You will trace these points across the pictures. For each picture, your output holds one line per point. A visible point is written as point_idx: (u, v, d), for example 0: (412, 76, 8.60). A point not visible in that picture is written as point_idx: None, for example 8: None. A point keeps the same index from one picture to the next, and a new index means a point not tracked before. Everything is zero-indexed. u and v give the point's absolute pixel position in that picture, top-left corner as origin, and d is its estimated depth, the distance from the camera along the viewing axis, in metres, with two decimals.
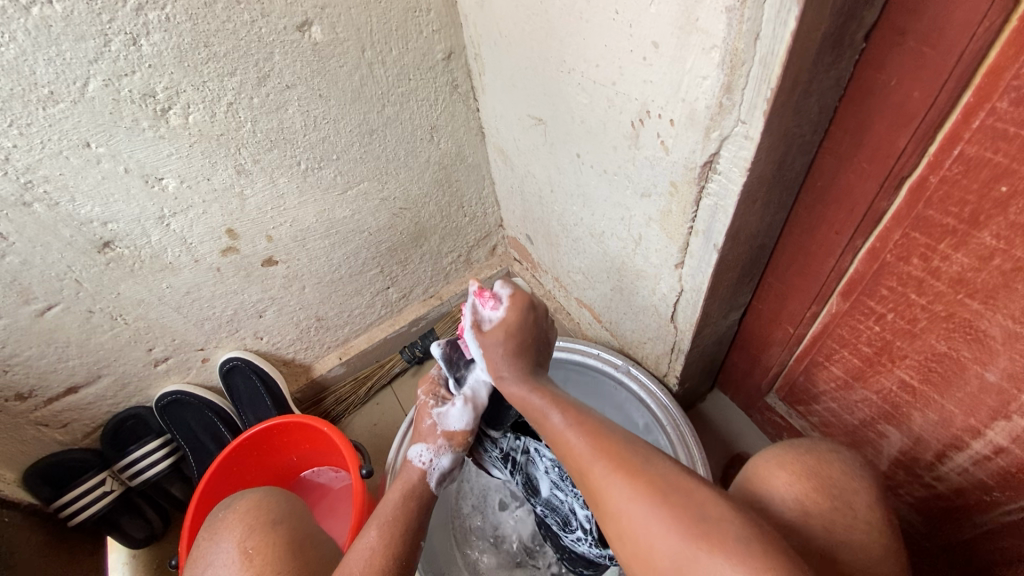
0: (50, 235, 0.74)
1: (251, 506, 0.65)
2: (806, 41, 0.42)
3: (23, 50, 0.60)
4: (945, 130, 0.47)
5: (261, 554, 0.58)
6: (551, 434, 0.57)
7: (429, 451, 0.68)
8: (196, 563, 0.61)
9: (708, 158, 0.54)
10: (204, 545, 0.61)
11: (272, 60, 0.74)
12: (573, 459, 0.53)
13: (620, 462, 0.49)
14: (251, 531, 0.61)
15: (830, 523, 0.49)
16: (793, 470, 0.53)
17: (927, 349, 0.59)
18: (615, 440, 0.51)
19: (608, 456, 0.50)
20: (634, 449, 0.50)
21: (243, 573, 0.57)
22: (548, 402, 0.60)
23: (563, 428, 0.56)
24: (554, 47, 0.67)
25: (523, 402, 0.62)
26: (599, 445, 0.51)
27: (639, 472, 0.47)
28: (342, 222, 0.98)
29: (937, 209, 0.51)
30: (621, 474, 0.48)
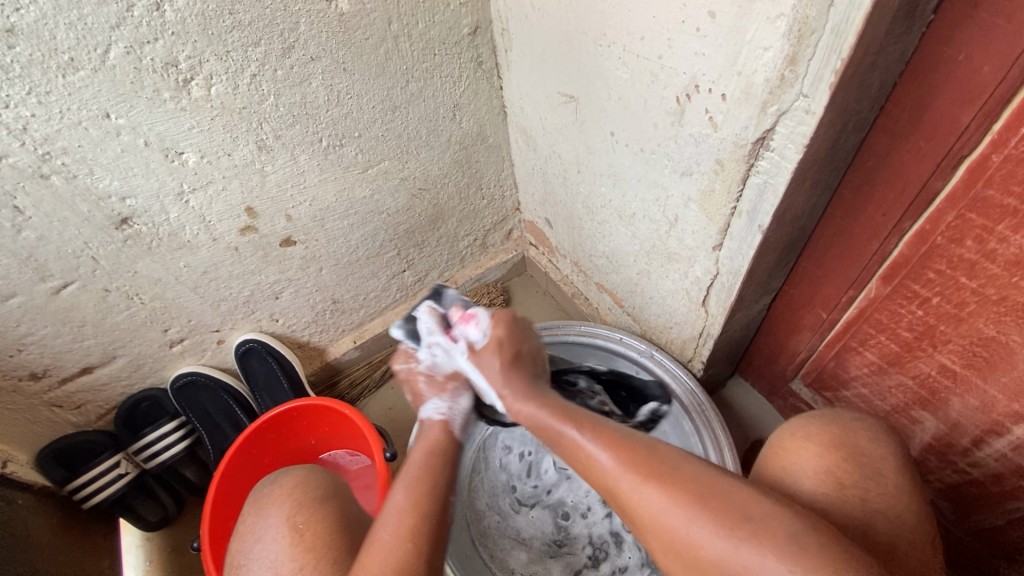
0: (68, 210, 0.71)
1: (299, 481, 0.64)
2: (882, 10, 0.41)
3: (44, 13, 0.57)
4: (1013, 107, 0.46)
5: (311, 529, 0.57)
6: (567, 447, 0.54)
7: (443, 402, 0.69)
8: (243, 536, 0.60)
9: (761, 135, 0.53)
10: (251, 520, 0.61)
11: (298, 30, 0.71)
12: (596, 473, 0.51)
13: (653, 472, 0.47)
14: (301, 507, 0.60)
15: (863, 492, 0.51)
16: (819, 441, 0.55)
17: (973, 333, 0.58)
18: (641, 453, 0.49)
19: (642, 470, 0.48)
20: (659, 454, 0.49)
21: (294, 549, 0.56)
22: (559, 418, 0.56)
23: (583, 439, 0.53)
24: (594, 19, 0.64)
25: (535, 420, 0.59)
26: (626, 458, 0.49)
27: (675, 479, 0.46)
28: (361, 202, 0.96)
29: (997, 189, 0.50)
30: (655, 485, 0.46)
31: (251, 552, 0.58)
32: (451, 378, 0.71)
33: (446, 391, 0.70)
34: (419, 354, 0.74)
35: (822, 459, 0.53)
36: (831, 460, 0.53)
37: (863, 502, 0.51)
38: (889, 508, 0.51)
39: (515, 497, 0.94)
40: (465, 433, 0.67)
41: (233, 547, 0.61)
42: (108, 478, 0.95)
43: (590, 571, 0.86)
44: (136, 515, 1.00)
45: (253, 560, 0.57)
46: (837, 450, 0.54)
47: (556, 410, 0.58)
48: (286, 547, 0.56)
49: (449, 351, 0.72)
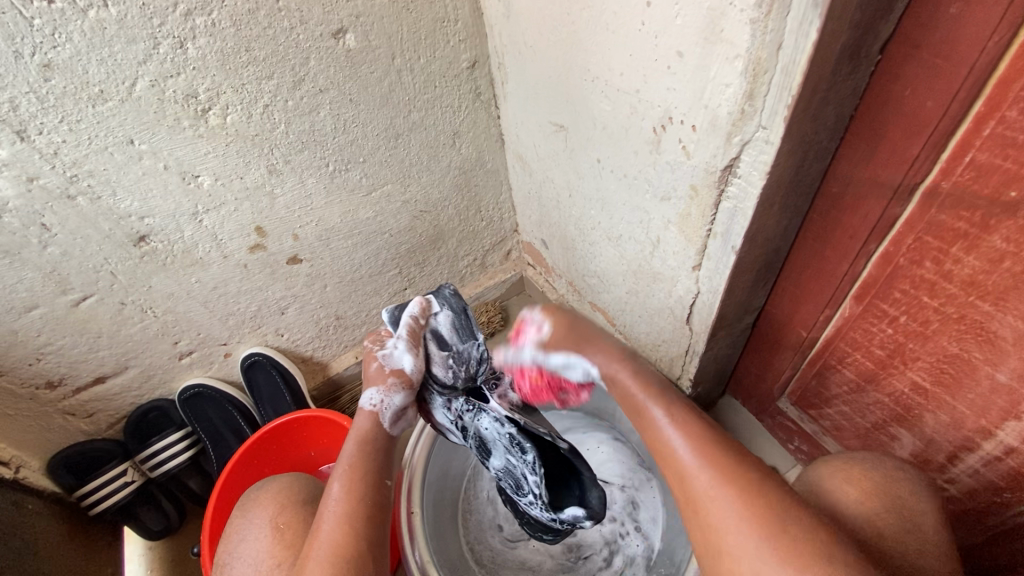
0: (91, 228, 0.77)
1: (282, 486, 0.67)
2: (826, 52, 0.45)
3: (78, 50, 0.63)
4: (957, 138, 0.49)
5: (291, 528, 0.61)
6: (647, 421, 0.57)
7: (380, 392, 0.69)
8: (230, 538, 0.64)
9: (729, 162, 0.57)
10: (238, 523, 0.65)
11: (308, 65, 0.78)
12: (664, 453, 0.54)
13: (725, 470, 0.49)
14: (283, 508, 0.63)
15: (905, 546, 0.51)
16: (863, 486, 0.55)
17: (939, 350, 0.61)
18: (725, 454, 0.50)
19: (720, 471, 0.49)
20: (733, 449, 0.51)
21: (274, 548, 0.60)
22: (653, 399, 0.58)
23: (666, 424, 0.55)
24: (579, 56, 0.70)
25: (620, 387, 0.63)
26: (709, 456, 0.50)
27: (746, 482, 0.48)
28: (365, 223, 1.01)
29: (948, 214, 0.53)
30: (725, 488, 0.48)
31: (235, 551, 0.62)
32: (400, 377, 0.70)
33: (397, 384, 0.70)
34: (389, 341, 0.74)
35: (868, 505, 0.53)
36: (876, 509, 0.53)
37: (902, 559, 0.50)
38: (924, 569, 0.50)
39: (513, 530, 0.94)
40: (393, 427, 0.69)
41: (221, 549, 0.65)
42: (115, 486, 0.98)
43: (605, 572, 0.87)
44: (139, 523, 1.03)
45: (236, 559, 0.61)
46: (880, 498, 0.54)
47: (648, 384, 0.60)
48: (267, 546, 0.60)
49: (409, 350, 0.72)
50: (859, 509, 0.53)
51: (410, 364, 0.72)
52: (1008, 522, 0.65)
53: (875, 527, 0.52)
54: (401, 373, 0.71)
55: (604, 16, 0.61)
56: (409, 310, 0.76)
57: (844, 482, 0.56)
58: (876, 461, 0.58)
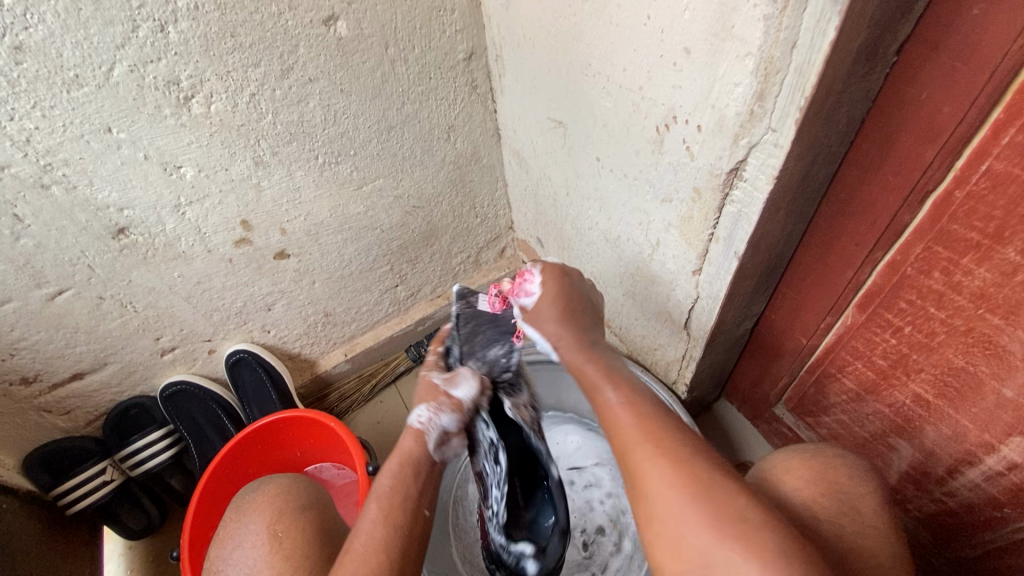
0: (66, 219, 0.73)
1: (281, 489, 0.64)
2: (843, 51, 0.43)
3: (51, 32, 0.60)
4: (973, 146, 0.47)
5: (289, 537, 0.58)
6: (600, 406, 0.54)
7: (430, 411, 0.65)
8: (225, 543, 0.61)
9: (735, 165, 0.55)
10: (232, 527, 0.62)
11: (297, 53, 0.74)
12: (611, 426, 0.51)
13: (666, 453, 0.46)
14: (281, 515, 0.60)
15: (843, 531, 0.50)
16: (811, 476, 0.54)
17: (944, 363, 0.59)
18: (665, 428, 0.48)
19: (657, 443, 0.47)
20: (680, 430, 0.48)
21: (270, 557, 0.57)
22: (602, 377, 0.57)
23: (615, 403, 0.53)
24: (580, 50, 0.67)
25: (579, 369, 0.60)
26: (648, 431, 0.48)
27: (692, 470, 0.44)
28: (355, 218, 0.98)
29: (961, 224, 0.51)
30: (669, 466, 0.45)
31: (231, 559, 0.59)
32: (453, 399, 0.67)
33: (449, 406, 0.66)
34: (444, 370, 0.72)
35: (808, 492, 0.53)
36: (813, 495, 0.52)
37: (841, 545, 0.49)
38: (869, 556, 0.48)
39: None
40: (438, 452, 0.64)
41: (214, 554, 0.61)
42: (95, 484, 0.95)
43: (615, 557, 0.87)
44: (120, 522, 1.00)
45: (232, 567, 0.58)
46: (823, 486, 0.53)
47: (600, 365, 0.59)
48: (264, 555, 0.57)
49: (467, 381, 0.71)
50: (800, 497, 0.52)
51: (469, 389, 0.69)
52: (1006, 537, 0.64)
53: (812, 514, 0.51)
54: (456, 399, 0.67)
55: (608, 9, 0.59)
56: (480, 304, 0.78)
57: (788, 473, 0.55)
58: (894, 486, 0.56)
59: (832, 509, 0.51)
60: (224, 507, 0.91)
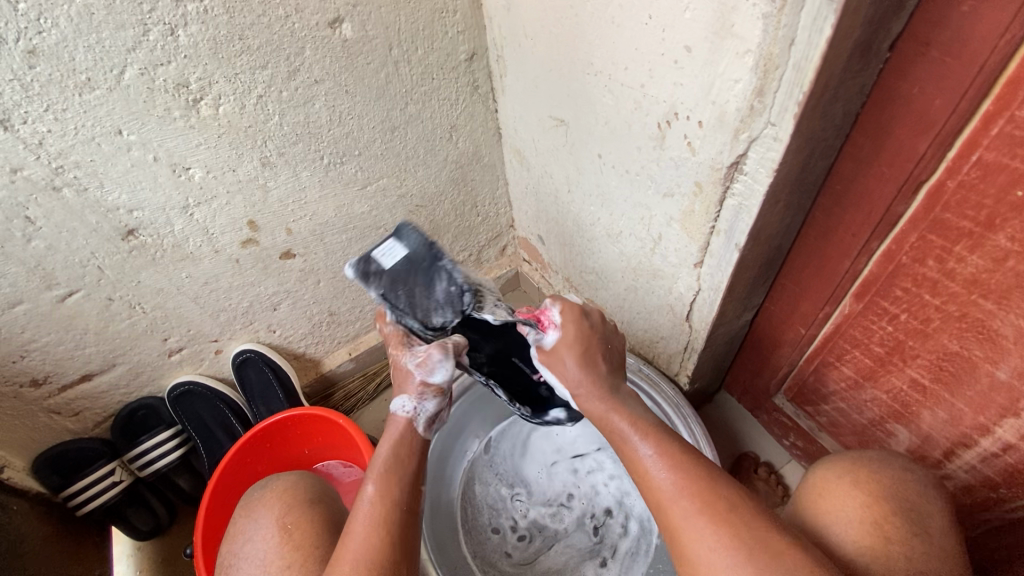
0: (77, 221, 0.74)
1: (289, 486, 0.66)
2: (839, 47, 0.45)
3: (65, 36, 0.61)
4: (964, 137, 0.49)
5: (300, 529, 0.59)
6: (631, 458, 0.55)
7: (411, 400, 0.66)
8: (235, 538, 0.62)
9: (735, 159, 0.57)
10: (243, 523, 0.63)
11: (303, 55, 0.75)
12: (645, 477, 0.52)
13: (709, 508, 0.47)
14: (290, 508, 0.62)
15: (910, 553, 0.50)
16: (869, 491, 0.55)
17: (939, 348, 0.61)
18: (702, 481, 0.49)
19: (697, 498, 0.48)
20: (718, 482, 0.49)
21: (282, 547, 0.58)
22: (630, 424, 0.58)
23: (646, 454, 0.53)
24: (582, 49, 0.69)
25: (604, 418, 0.61)
26: (686, 482, 0.49)
27: (734, 521, 0.46)
28: (360, 217, 1.00)
29: (953, 213, 0.53)
30: (711, 522, 0.46)
31: (242, 552, 0.60)
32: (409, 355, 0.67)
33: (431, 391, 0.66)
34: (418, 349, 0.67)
35: (872, 509, 0.53)
36: (878, 513, 0.53)
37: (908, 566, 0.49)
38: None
39: (524, 549, 0.91)
40: (428, 431, 0.66)
41: (225, 550, 0.63)
42: (104, 485, 0.96)
43: (624, 539, 0.89)
44: (129, 524, 1.00)
45: (243, 560, 0.59)
46: (886, 502, 0.54)
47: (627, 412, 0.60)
48: (276, 546, 0.58)
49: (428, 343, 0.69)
50: (861, 512, 0.53)
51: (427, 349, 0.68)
52: (1002, 517, 0.66)
53: (878, 531, 0.52)
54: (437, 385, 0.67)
55: (610, 9, 0.60)
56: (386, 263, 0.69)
57: (849, 487, 0.56)
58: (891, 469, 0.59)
59: (900, 528, 0.52)
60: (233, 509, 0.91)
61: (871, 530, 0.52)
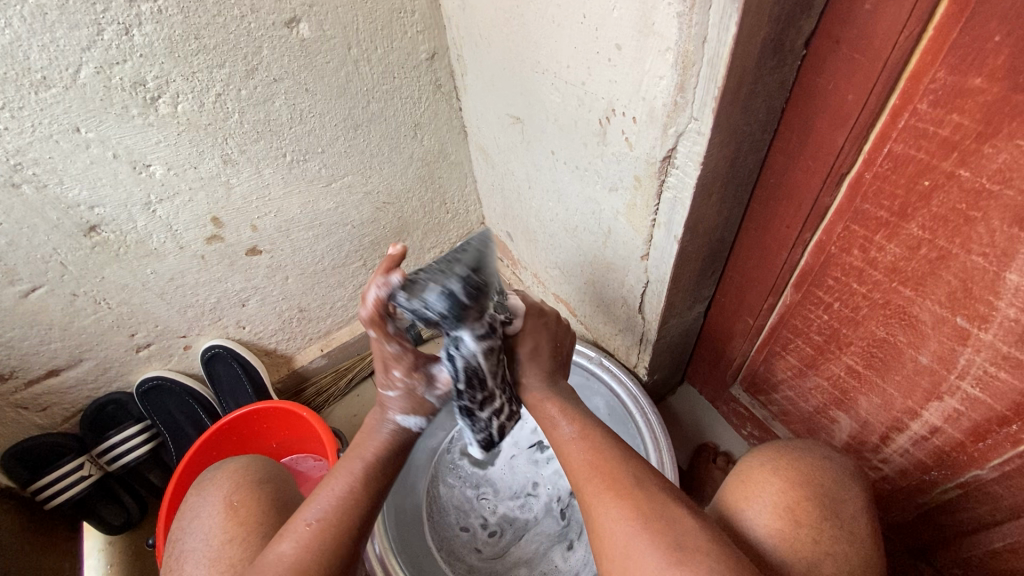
0: (37, 217, 0.75)
1: (241, 465, 0.66)
2: (749, 45, 0.47)
3: (18, 35, 0.62)
4: (877, 131, 0.51)
5: (245, 506, 0.60)
6: (558, 444, 0.58)
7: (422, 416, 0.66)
8: (184, 515, 0.63)
9: (667, 153, 0.59)
10: (191, 500, 0.63)
11: (261, 54, 0.77)
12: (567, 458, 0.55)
13: (614, 483, 0.49)
14: (238, 487, 0.62)
15: (817, 535, 0.52)
16: (786, 476, 0.57)
17: (869, 335, 0.63)
18: (615, 458, 0.52)
19: (604, 473, 0.51)
20: (629, 461, 0.52)
21: (225, 524, 0.58)
22: (561, 412, 0.61)
23: (572, 440, 0.57)
24: (530, 48, 0.71)
25: (539, 408, 0.63)
26: (601, 463, 0.52)
27: (639, 495, 0.48)
28: (326, 214, 1.01)
29: (872, 203, 0.55)
30: (614, 491, 0.49)
31: (187, 528, 0.60)
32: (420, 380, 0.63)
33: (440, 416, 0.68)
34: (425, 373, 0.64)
35: (786, 494, 0.55)
36: (792, 497, 0.55)
37: (814, 548, 0.51)
38: (838, 556, 0.51)
39: (494, 544, 0.93)
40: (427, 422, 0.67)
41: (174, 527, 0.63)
42: (72, 480, 0.96)
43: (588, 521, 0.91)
44: (101, 519, 1.02)
45: (188, 534, 0.59)
46: (802, 488, 0.56)
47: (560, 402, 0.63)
48: (219, 523, 0.59)
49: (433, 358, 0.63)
50: (780, 497, 0.55)
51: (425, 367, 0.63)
52: (936, 498, 0.68)
53: (790, 514, 0.54)
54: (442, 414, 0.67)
55: (550, 9, 0.62)
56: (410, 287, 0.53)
57: (768, 474, 0.58)
58: (810, 450, 0.61)
59: (813, 512, 0.54)
60: None
61: (784, 514, 0.54)
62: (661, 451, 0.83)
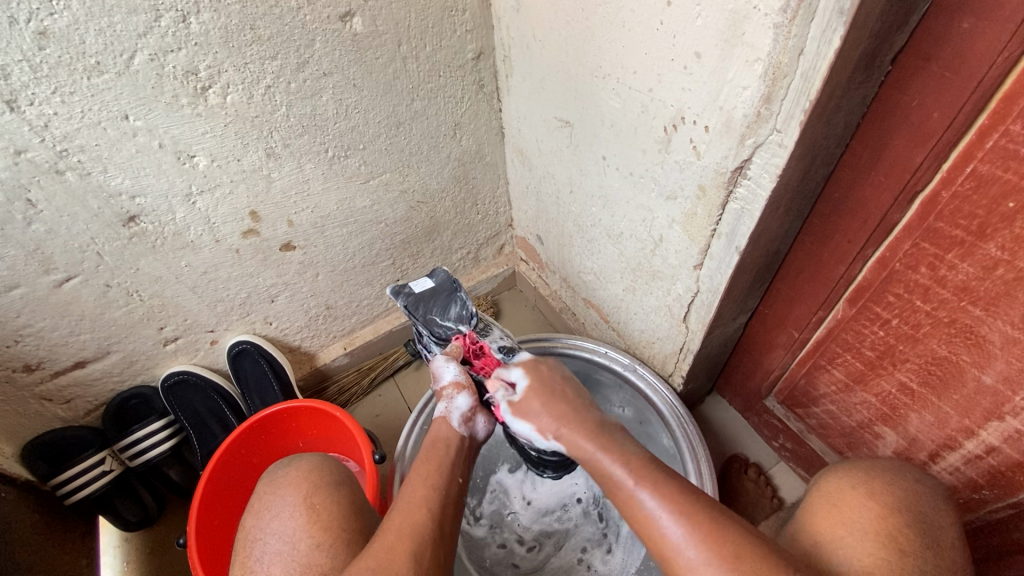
0: (78, 205, 0.73)
1: (315, 465, 0.65)
2: (846, 59, 0.46)
3: (76, 19, 0.60)
4: (960, 150, 0.51)
5: (326, 511, 0.59)
6: (619, 490, 0.52)
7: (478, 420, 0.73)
8: (258, 513, 0.61)
9: (740, 164, 0.58)
10: (266, 498, 0.62)
11: (313, 47, 0.76)
12: (634, 509, 0.50)
13: (715, 543, 0.44)
14: (318, 489, 0.61)
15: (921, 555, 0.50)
16: (882, 501, 0.55)
17: (928, 353, 0.64)
18: (701, 514, 0.46)
19: (698, 532, 0.45)
20: (718, 518, 0.46)
21: (309, 527, 0.57)
22: (613, 454, 0.54)
23: (633, 486, 0.50)
24: (591, 53, 0.70)
25: (587, 452, 0.57)
26: (685, 520, 0.46)
27: (734, 552, 0.43)
28: (361, 211, 1.00)
29: (947, 222, 0.55)
30: (715, 558, 0.43)
31: (267, 528, 0.59)
32: (457, 385, 0.73)
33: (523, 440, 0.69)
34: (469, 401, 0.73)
35: (886, 521, 0.52)
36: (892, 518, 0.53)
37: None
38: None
39: (533, 558, 0.92)
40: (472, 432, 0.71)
41: (245, 523, 0.62)
42: (93, 474, 0.94)
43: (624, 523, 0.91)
44: (116, 514, 0.99)
45: (268, 535, 0.58)
46: (899, 513, 0.53)
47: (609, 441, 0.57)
48: (300, 525, 0.58)
49: (450, 365, 0.76)
50: (880, 518, 0.53)
51: (452, 376, 0.75)
52: (984, 517, 0.68)
53: (891, 541, 0.50)
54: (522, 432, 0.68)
55: (621, 14, 0.62)
56: (417, 290, 0.90)
57: (863, 498, 0.55)
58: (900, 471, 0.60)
59: (910, 532, 0.52)
60: (229, 504, 0.90)
61: (886, 542, 0.50)
62: (700, 459, 0.82)
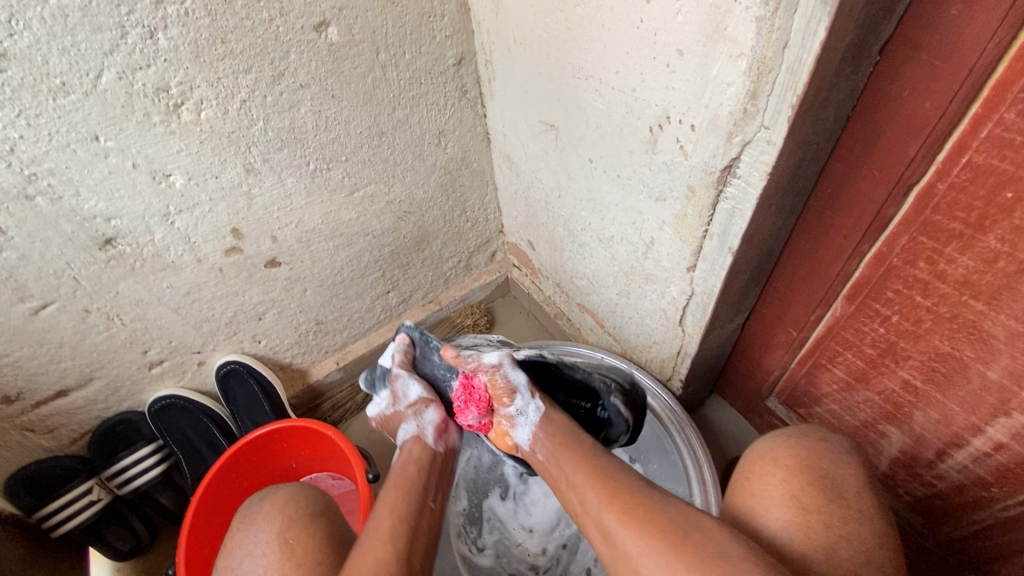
0: (51, 230, 0.71)
1: (289, 497, 0.63)
2: (832, 51, 0.45)
3: (37, 39, 0.58)
4: (953, 140, 0.49)
5: (301, 545, 0.57)
6: (567, 491, 0.58)
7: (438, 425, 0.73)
8: (232, 553, 0.59)
9: (728, 163, 0.56)
10: (240, 536, 0.60)
11: (288, 59, 0.74)
12: (587, 516, 0.54)
13: (638, 518, 0.49)
14: (291, 523, 0.59)
15: (828, 520, 0.51)
16: (787, 465, 0.55)
17: (930, 349, 0.62)
18: (628, 492, 0.53)
19: (620, 510, 0.51)
20: (645, 495, 0.52)
21: (283, 564, 0.55)
22: (562, 453, 0.62)
23: (577, 481, 0.57)
24: (572, 54, 0.68)
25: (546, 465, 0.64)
26: (611, 496, 0.53)
27: (651, 519, 0.49)
28: (347, 224, 0.98)
29: (943, 215, 0.53)
30: (637, 530, 0.48)
31: (240, 567, 0.57)
32: (425, 399, 0.74)
33: (504, 396, 0.69)
34: (428, 416, 0.73)
35: (789, 483, 0.53)
36: (796, 485, 0.53)
37: (827, 534, 0.50)
38: (850, 538, 0.50)
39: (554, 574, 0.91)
40: (439, 443, 0.72)
41: (219, 563, 0.60)
42: (80, 505, 0.91)
43: None
44: (108, 545, 0.97)
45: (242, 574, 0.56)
46: (801, 472, 0.54)
47: (573, 452, 0.61)
48: (275, 563, 0.55)
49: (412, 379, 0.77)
50: (782, 489, 0.53)
51: (418, 390, 0.75)
52: (994, 515, 0.67)
53: (798, 504, 0.52)
54: (508, 382, 0.70)
55: (600, 13, 0.60)
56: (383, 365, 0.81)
57: (768, 465, 0.56)
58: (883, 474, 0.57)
59: (816, 496, 0.52)
60: (222, 532, 0.88)
61: (793, 505, 0.52)
62: (702, 464, 0.80)
